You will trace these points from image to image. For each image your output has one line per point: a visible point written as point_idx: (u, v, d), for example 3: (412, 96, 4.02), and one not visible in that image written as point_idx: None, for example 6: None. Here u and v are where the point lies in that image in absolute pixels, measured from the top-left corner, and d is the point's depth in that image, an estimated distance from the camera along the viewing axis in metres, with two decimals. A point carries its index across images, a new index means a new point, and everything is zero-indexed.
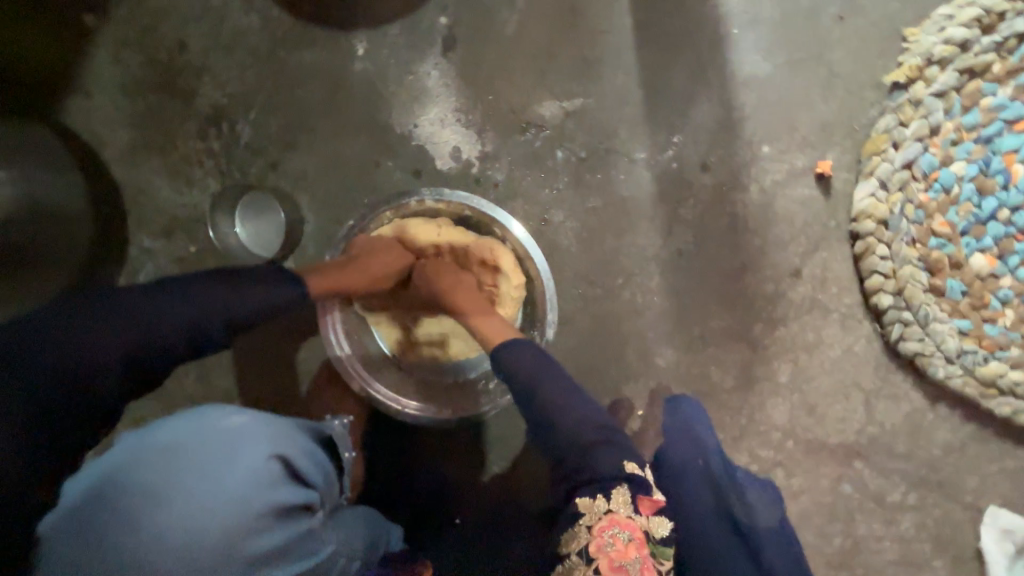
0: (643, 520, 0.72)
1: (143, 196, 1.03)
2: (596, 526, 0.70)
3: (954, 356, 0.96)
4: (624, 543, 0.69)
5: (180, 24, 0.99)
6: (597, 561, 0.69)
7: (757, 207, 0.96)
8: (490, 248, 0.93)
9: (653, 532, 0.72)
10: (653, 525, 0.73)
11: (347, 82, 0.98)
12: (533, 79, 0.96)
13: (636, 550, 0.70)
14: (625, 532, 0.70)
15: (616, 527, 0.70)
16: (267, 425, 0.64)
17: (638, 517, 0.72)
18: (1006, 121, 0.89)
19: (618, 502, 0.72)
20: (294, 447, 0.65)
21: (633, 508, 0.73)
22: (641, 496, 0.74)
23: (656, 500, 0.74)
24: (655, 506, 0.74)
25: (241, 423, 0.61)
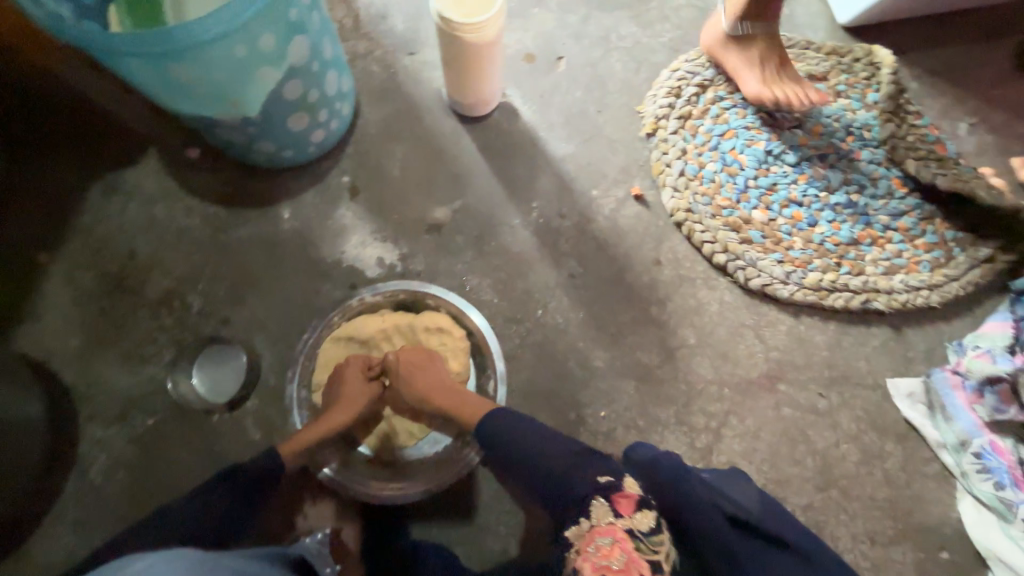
0: (625, 520, 0.77)
1: (99, 389, 1.10)
2: (581, 543, 0.76)
3: (787, 278, 1.29)
4: (608, 547, 0.74)
5: (126, 238, 1.20)
6: (584, 570, 0.73)
7: (608, 229, 1.33)
8: (429, 317, 1.13)
9: (636, 529, 0.77)
10: (636, 522, 0.78)
11: (280, 240, 1.24)
12: (423, 196, 1.30)
13: (620, 548, 0.74)
14: (606, 537, 0.76)
15: (601, 535, 0.76)
16: (181, 555, 0.61)
17: (618, 518, 0.77)
18: (719, 135, 1.39)
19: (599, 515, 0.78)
20: (215, 565, 0.64)
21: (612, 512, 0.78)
22: (616, 498, 0.80)
23: (629, 494, 0.80)
24: (632, 503, 0.79)
25: (150, 562, 0.58)
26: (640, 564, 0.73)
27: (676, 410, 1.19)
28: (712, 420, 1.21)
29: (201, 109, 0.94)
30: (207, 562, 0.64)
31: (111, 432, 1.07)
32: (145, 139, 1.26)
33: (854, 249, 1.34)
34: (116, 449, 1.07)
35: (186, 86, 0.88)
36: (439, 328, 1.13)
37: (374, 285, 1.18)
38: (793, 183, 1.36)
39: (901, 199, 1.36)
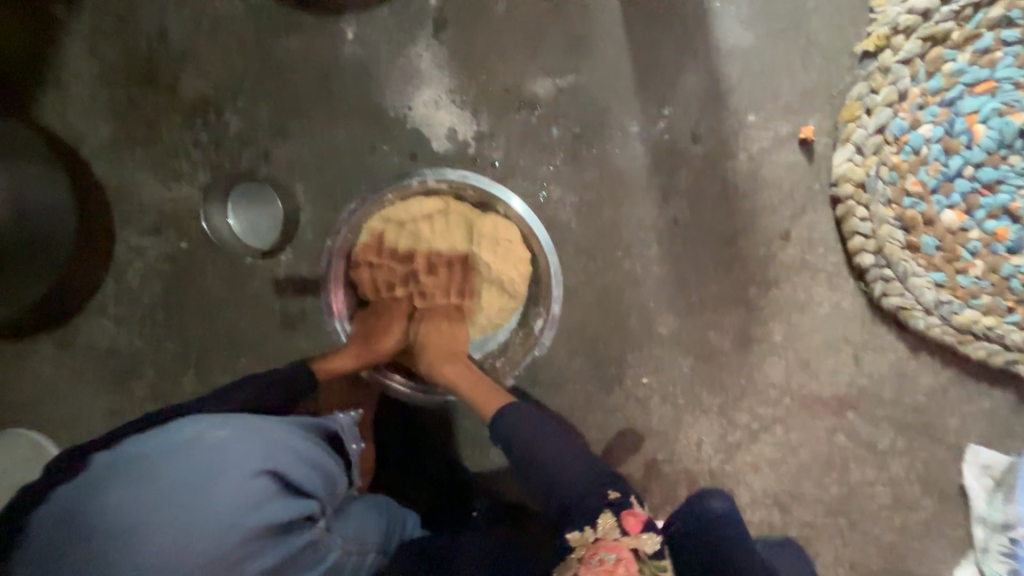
0: (631, 541, 0.71)
1: (133, 193, 1.01)
2: (584, 554, 0.70)
3: (933, 307, 1.03)
4: (611, 563, 0.69)
5: (159, 12, 0.96)
6: None
7: (745, 174, 1.01)
8: (492, 222, 0.94)
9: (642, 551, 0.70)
10: (641, 543, 0.71)
11: (337, 67, 0.97)
12: (526, 57, 0.97)
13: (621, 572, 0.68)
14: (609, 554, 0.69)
15: (604, 554, 0.70)
16: (256, 434, 0.64)
17: (624, 538, 0.71)
18: (967, 84, 0.94)
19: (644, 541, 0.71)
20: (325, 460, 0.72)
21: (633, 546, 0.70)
22: (624, 514, 0.73)
23: (639, 515, 0.73)
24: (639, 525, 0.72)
25: (225, 438, 0.62)
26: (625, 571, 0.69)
27: (722, 402, 1.09)
28: (757, 423, 1.10)
29: None
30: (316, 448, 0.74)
31: (146, 242, 1.03)
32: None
33: None
34: (150, 260, 1.03)
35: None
36: (509, 240, 0.94)
37: (442, 167, 0.97)
38: None
39: None
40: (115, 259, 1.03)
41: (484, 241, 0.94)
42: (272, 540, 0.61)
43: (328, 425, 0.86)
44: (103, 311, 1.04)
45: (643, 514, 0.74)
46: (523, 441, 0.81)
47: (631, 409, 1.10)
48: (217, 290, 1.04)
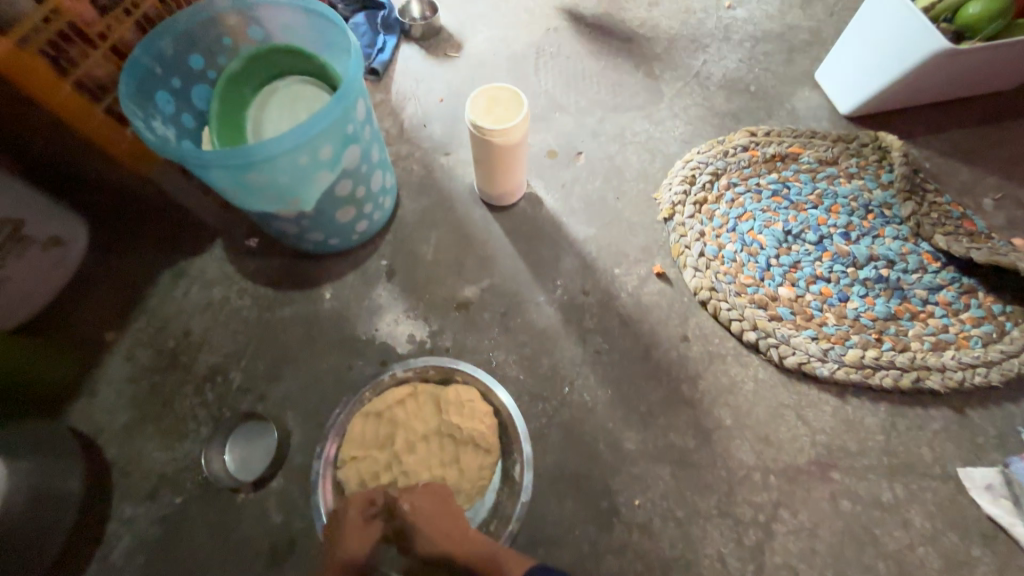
0: None
1: (138, 464, 1.13)
2: None
3: (824, 356, 1.25)
4: None
5: (182, 319, 1.31)
6: None
7: (633, 306, 1.35)
8: (456, 390, 1.14)
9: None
10: None
11: (319, 318, 1.32)
12: (453, 277, 1.39)
13: None
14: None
15: None
16: None
17: None
18: (735, 218, 1.45)
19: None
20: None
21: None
22: None
23: None
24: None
25: None
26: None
27: (717, 501, 1.11)
28: (761, 513, 1.10)
29: (261, 205, 1.07)
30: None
31: (140, 510, 1.09)
32: (210, 227, 1.41)
33: (893, 324, 1.29)
34: (142, 528, 1.07)
35: (256, 188, 1.02)
36: (472, 400, 1.13)
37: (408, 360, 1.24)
38: (817, 260, 1.38)
39: (935, 273, 1.34)
40: (106, 538, 1.06)
41: (450, 411, 1.11)
42: None
43: None
44: None
45: None
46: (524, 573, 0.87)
47: (639, 540, 1.08)
48: (208, 540, 1.06)
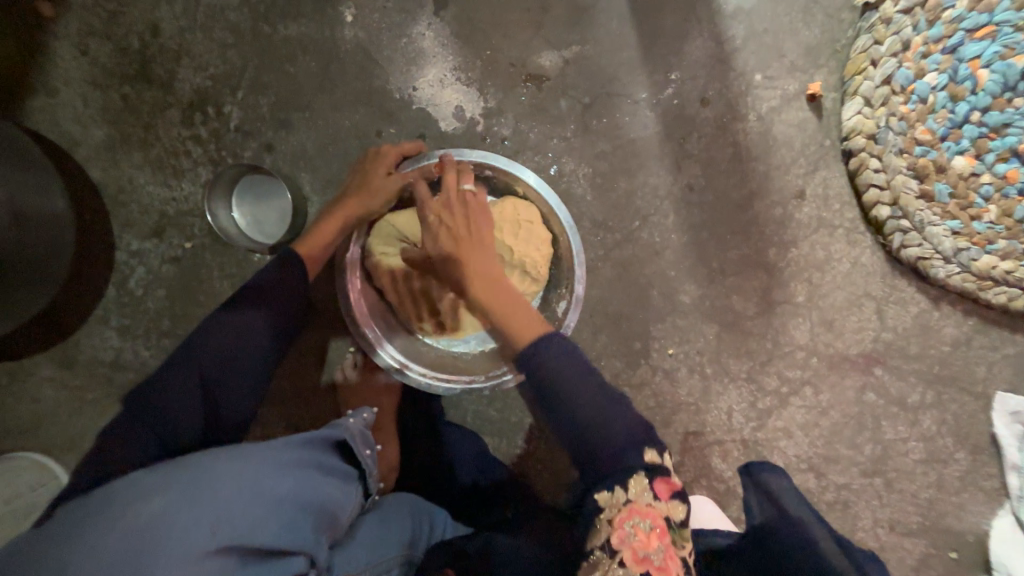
0: (662, 506, 0.68)
1: (133, 196, 0.97)
2: (615, 517, 0.67)
3: (952, 255, 1.03)
4: (646, 533, 0.66)
5: (150, 6, 0.93)
6: (620, 553, 0.65)
7: (756, 135, 1.02)
8: (513, 206, 0.94)
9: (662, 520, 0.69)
10: (670, 509, 0.69)
11: (339, 51, 0.95)
12: (529, 32, 0.97)
13: (657, 539, 0.66)
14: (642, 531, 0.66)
15: (638, 518, 0.67)
16: (261, 455, 0.63)
17: (657, 503, 0.68)
18: (967, 31, 0.95)
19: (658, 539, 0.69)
20: (297, 489, 0.62)
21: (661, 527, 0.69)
22: (657, 480, 0.69)
23: (672, 482, 0.70)
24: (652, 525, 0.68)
25: (228, 456, 0.61)
26: (674, 561, 0.66)
27: (749, 368, 1.07)
28: (786, 387, 1.09)
29: None
30: (290, 475, 0.62)
31: (147, 246, 0.98)
32: None
33: None
34: (152, 264, 0.99)
35: None
36: (531, 222, 0.93)
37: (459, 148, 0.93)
38: None
39: None
40: (116, 266, 0.98)
41: (504, 221, 0.93)
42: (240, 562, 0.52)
43: (333, 435, 0.75)
44: (105, 322, 0.99)
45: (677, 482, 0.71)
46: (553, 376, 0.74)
47: (660, 382, 1.07)
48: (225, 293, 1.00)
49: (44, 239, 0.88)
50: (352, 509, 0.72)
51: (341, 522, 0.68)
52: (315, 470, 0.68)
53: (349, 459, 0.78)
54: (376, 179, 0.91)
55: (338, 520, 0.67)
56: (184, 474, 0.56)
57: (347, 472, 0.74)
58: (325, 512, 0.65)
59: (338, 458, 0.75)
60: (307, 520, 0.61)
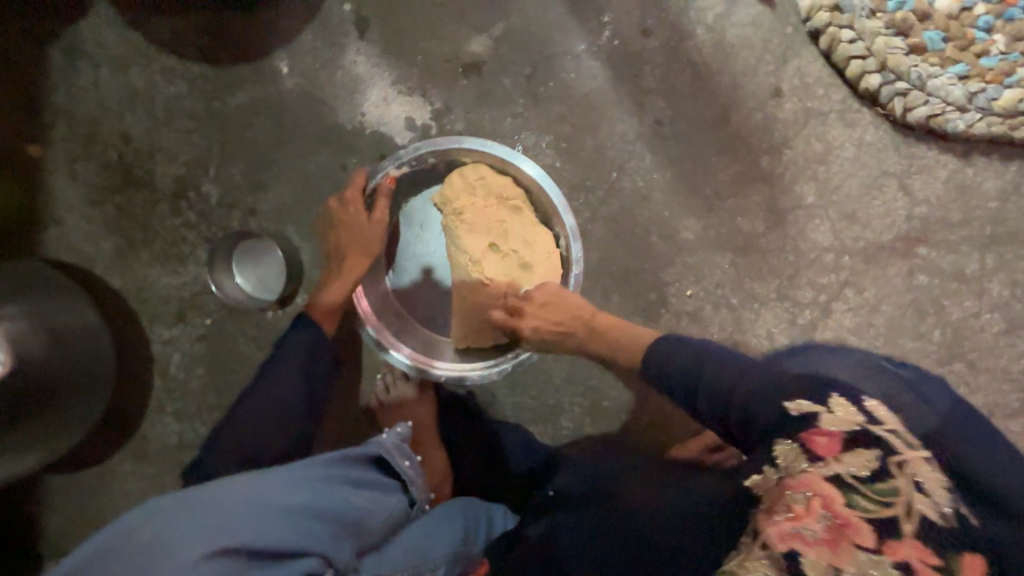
0: (832, 467, 0.48)
1: (151, 291, 1.05)
2: (770, 499, 0.51)
3: (967, 102, 0.93)
4: (802, 506, 0.47)
5: (116, 118, 1.01)
6: (765, 535, 0.49)
7: (711, 49, 0.97)
8: (463, 176, 0.92)
9: (849, 477, 0.47)
10: (846, 466, 0.48)
11: (285, 103, 1.00)
12: (453, 24, 0.97)
13: (824, 512, 0.46)
14: (804, 490, 0.48)
15: (808, 493, 0.48)
16: (282, 475, 0.63)
17: (817, 465, 0.49)
18: None
19: (940, 487, 0.46)
20: (313, 499, 0.61)
21: (885, 461, 0.47)
22: (812, 434, 0.51)
23: (833, 435, 0.50)
24: (840, 447, 0.49)
25: (245, 480, 0.60)
26: (859, 532, 0.44)
27: (778, 287, 1.00)
28: (824, 295, 1.01)
29: None
30: (314, 488, 0.64)
31: (175, 332, 1.06)
32: None
33: None
34: (184, 347, 1.06)
35: None
36: (482, 178, 0.92)
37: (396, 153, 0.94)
38: None
39: None
40: (155, 358, 1.06)
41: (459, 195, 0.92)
42: (266, 562, 0.51)
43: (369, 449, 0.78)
44: (160, 411, 1.07)
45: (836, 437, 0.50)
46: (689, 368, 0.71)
47: (687, 326, 1.01)
48: (252, 355, 1.05)
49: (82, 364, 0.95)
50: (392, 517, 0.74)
51: (373, 529, 0.69)
52: (342, 486, 0.68)
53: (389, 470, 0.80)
54: (346, 213, 0.94)
55: (366, 530, 0.67)
56: (197, 495, 0.54)
57: (385, 485, 0.77)
58: (354, 521, 0.65)
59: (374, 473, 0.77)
60: (323, 527, 0.60)
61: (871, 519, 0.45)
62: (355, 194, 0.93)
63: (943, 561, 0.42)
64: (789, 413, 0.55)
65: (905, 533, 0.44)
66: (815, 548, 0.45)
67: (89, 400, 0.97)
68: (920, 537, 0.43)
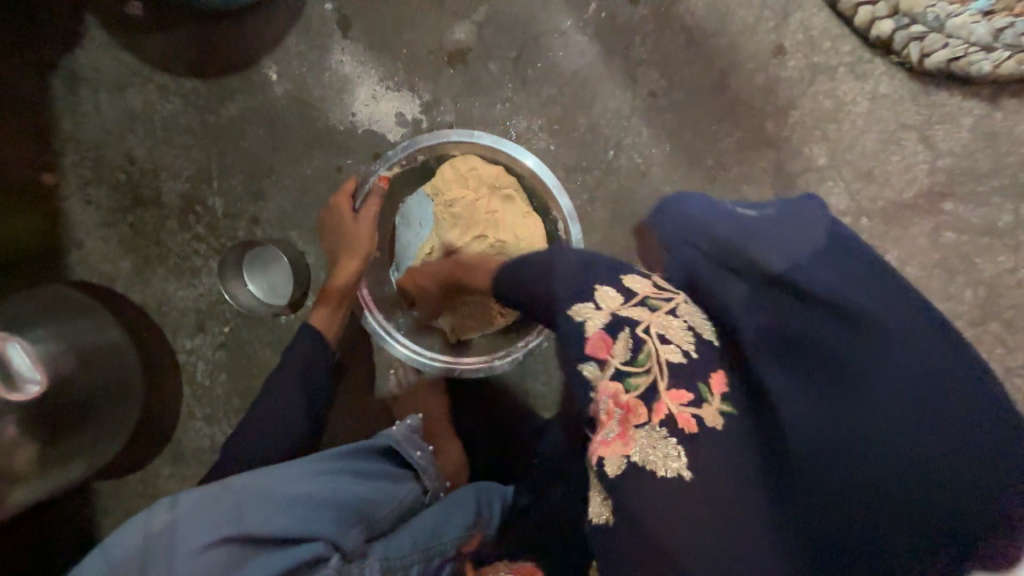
0: (606, 363, 0.51)
1: (170, 305, 1.09)
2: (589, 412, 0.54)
3: (993, 40, 0.85)
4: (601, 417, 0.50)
5: (120, 140, 1.04)
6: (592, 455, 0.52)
7: (704, 11, 0.92)
8: (452, 170, 0.91)
9: (616, 365, 0.50)
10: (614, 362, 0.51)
11: (277, 110, 1.00)
12: (435, 12, 0.95)
13: (615, 412, 0.49)
14: (601, 400, 0.51)
15: (603, 400, 0.50)
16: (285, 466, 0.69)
17: (598, 372, 0.51)
18: None
19: (680, 332, 0.50)
20: (312, 493, 0.65)
21: (633, 336, 0.50)
22: (596, 339, 0.52)
23: (604, 334, 0.52)
24: (609, 342, 0.51)
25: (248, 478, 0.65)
26: (636, 416, 0.48)
27: None
28: None
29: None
30: (313, 476, 0.68)
31: (197, 342, 1.10)
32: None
33: None
34: (206, 356, 1.10)
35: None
36: (474, 169, 0.91)
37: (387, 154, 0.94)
38: None
39: None
40: (181, 368, 1.11)
41: (449, 190, 0.91)
42: (266, 551, 0.58)
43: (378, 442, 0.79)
44: (190, 417, 1.12)
45: (609, 333, 0.52)
46: (525, 284, 0.62)
47: None
48: (269, 359, 1.08)
49: (114, 375, 1.00)
50: (403, 503, 0.76)
51: (382, 516, 0.71)
52: (348, 475, 0.71)
53: (400, 463, 0.81)
54: (342, 218, 0.93)
55: (375, 513, 0.70)
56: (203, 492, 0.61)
57: (398, 473, 0.78)
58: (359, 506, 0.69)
59: (385, 463, 0.79)
60: (329, 513, 0.64)
61: (641, 395, 0.48)
62: (347, 199, 0.94)
63: (695, 396, 0.47)
64: (571, 321, 0.55)
65: (661, 389, 0.47)
66: (613, 448, 0.48)
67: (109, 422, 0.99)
68: (672, 385, 0.47)
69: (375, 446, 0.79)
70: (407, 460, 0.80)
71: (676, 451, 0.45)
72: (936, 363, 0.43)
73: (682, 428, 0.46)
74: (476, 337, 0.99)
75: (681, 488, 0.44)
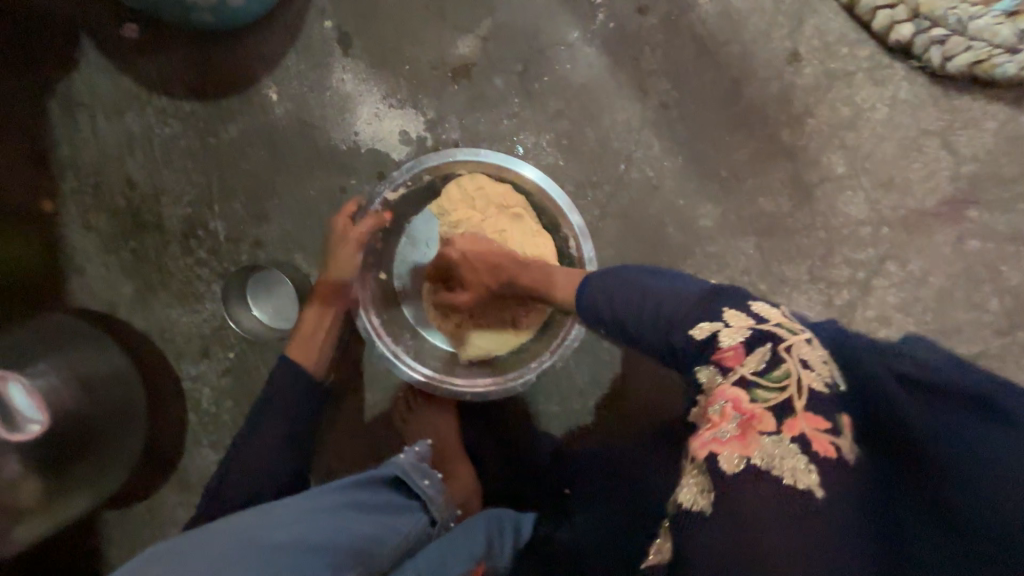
0: (738, 368, 0.43)
1: (173, 330, 1.07)
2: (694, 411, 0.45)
3: (1018, 42, 0.82)
4: (717, 415, 0.42)
5: (119, 164, 1.02)
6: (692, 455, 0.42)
7: (715, 18, 0.89)
8: (458, 190, 0.90)
9: (748, 372, 0.42)
10: (749, 367, 0.43)
11: (278, 130, 0.98)
12: (437, 27, 0.93)
13: (738, 413, 0.41)
14: (718, 401, 0.43)
15: (721, 402, 0.42)
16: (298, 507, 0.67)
17: (726, 376, 0.44)
18: None
19: (824, 364, 0.43)
20: (309, 530, 0.62)
21: (772, 352, 0.43)
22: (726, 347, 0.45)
23: (738, 346, 0.45)
24: (744, 354, 0.44)
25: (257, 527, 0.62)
26: (765, 422, 0.40)
27: (812, 268, 0.93)
28: (864, 272, 0.93)
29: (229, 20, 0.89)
30: (315, 519, 0.65)
31: (202, 367, 1.08)
32: (92, 20, 0.99)
33: None
34: (212, 381, 1.08)
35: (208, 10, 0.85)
36: (480, 188, 0.89)
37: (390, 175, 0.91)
38: None
39: None
40: (186, 394, 1.09)
41: (456, 210, 0.90)
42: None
43: (383, 473, 0.78)
44: (196, 444, 1.09)
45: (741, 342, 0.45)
46: (614, 309, 0.59)
47: None
48: None
49: (118, 405, 0.98)
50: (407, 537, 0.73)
51: (385, 552, 0.68)
52: (349, 510, 0.69)
53: (405, 492, 0.79)
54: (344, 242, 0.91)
55: (377, 552, 0.67)
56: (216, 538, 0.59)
57: (405, 505, 0.77)
58: (360, 545, 0.65)
59: (392, 493, 0.77)
60: (321, 559, 0.59)
61: (772, 407, 0.40)
62: (349, 220, 0.91)
63: (832, 425, 0.39)
64: (694, 336, 0.49)
65: (798, 407, 0.40)
66: (726, 446, 0.40)
67: (113, 452, 0.97)
68: (812, 408, 0.40)
69: (380, 477, 0.78)
70: (413, 489, 0.79)
71: (806, 468, 0.37)
72: (943, 362, 0.44)
73: (819, 454, 0.38)
74: (488, 358, 0.97)
75: (797, 516, 0.36)
